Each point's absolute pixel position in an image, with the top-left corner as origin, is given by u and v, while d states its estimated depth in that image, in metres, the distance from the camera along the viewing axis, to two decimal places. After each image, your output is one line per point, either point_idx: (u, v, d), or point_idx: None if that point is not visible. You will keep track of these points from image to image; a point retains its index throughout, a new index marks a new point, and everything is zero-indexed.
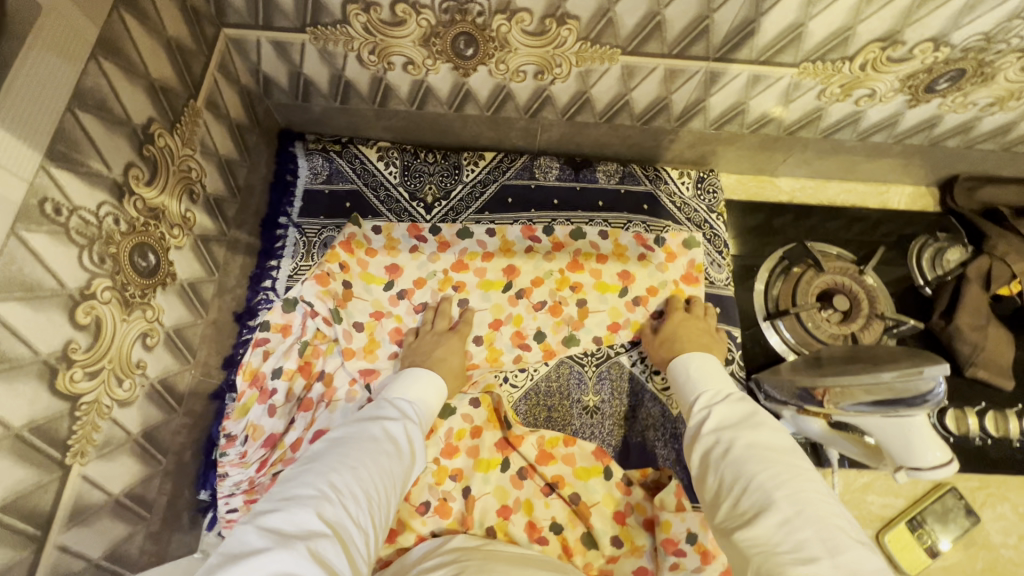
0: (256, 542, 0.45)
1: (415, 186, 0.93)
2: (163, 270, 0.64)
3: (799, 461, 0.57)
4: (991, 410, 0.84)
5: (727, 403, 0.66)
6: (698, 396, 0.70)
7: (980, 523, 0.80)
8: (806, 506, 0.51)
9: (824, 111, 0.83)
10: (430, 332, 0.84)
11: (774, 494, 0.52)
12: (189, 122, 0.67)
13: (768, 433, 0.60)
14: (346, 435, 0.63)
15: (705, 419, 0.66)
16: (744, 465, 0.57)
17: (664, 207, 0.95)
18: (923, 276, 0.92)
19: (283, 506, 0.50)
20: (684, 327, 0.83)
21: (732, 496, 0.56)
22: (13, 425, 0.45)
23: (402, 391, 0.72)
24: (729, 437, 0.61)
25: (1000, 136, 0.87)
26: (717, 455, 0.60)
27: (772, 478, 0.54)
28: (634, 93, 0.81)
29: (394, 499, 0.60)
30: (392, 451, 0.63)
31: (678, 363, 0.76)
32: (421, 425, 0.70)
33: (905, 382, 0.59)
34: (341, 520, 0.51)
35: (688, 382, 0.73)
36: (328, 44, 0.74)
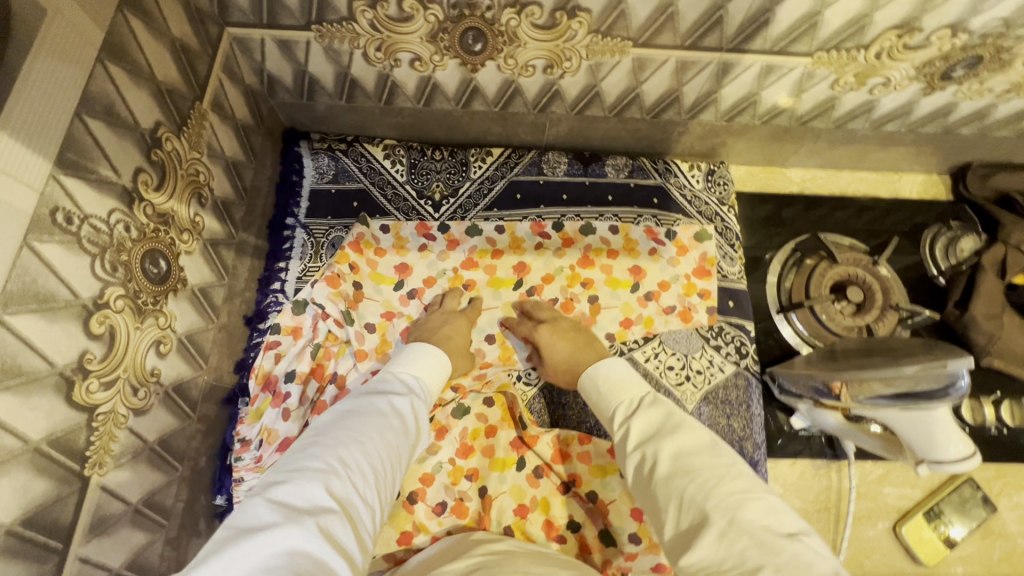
0: (265, 517, 0.44)
1: (422, 184, 0.92)
2: (174, 276, 0.63)
3: (723, 458, 0.53)
4: (1007, 400, 0.84)
5: (642, 413, 0.61)
6: (614, 413, 0.65)
7: (996, 513, 0.80)
8: (739, 512, 0.47)
9: (837, 100, 0.81)
10: (441, 309, 0.85)
11: (707, 506, 0.48)
12: (196, 125, 0.66)
13: (690, 436, 0.56)
14: (350, 408, 0.62)
15: (627, 436, 0.61)
16: (672, 480, 0.52)
17: (675, 201, 0.94)
18: (937, 266, 0.92)
19: (290, 479, 0.49)
20: (556, 336, 0.80)
21: (670, 515, 0.51)
22: (31, 439, 0.45)
23: (406, 364, 0.71)
24: (653, 449, 0.56)
25: (1015, 123, 0.86)
26: (648, 471, 0.55)
27: (701, 488, 0.50)
28: (645, 86, 0.79)
29: (399, 474, 0.60)
30: (396, 426, 0.62)
31: (589, 377, 0.71)
32: (425, 402, 0.69)
33: (927, 376, 0.59)
34: (349, 494, 0.50)
35: (602, 399, 0.68)
36: (334, 41, 0.72)
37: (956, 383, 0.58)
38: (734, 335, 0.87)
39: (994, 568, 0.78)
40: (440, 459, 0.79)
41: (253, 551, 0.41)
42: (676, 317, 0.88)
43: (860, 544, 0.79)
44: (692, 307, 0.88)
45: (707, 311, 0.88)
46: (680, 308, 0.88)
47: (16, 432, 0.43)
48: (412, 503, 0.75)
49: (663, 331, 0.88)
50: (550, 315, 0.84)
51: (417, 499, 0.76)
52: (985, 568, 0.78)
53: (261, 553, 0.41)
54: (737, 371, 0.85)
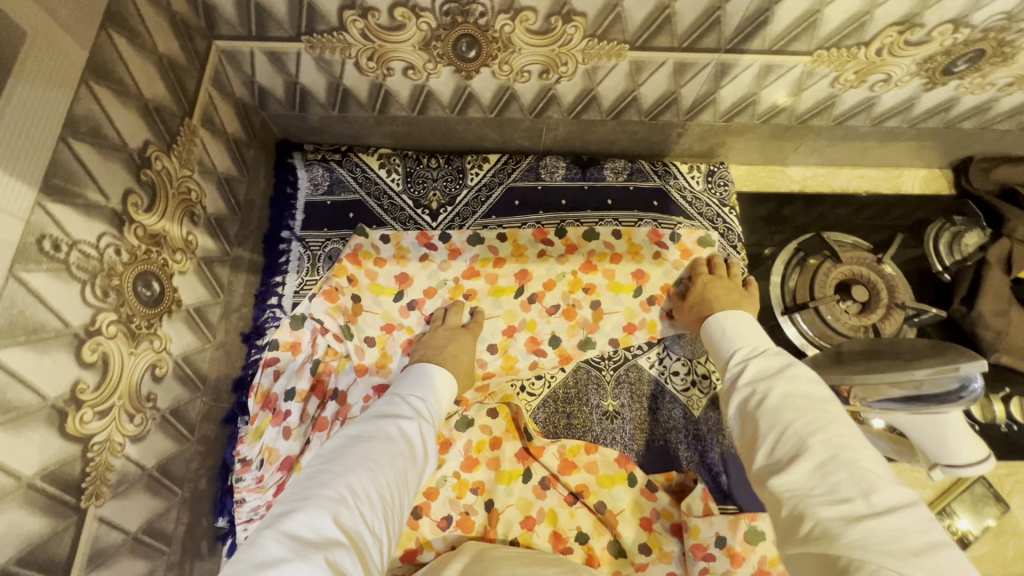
0: (274, 551, 0.44)
1: (419, 193, 0.92)
2: (168, 297, 0.61)
3: (832, 409, 0.52)
4: (1016, 396, 0.83)
5: (764, 358, 0.61)
6: (734, 354, 0.66)
7: (1009, 511, 0.79)
8: (843, 449, 0.47)
9: (837, 98, 0.80)
10: (444, 324, 0.83)
11: (808, 439, 0.49)
12: (186, 142, 0.64)
13: (808, 385, 0.55)
14: (359, 432, 0.61)
15: (743, 372, 0.61)
16: (779, 415, 0.53)
17: (675, 202, 0.93)
18: (941, 261, 0.91)
19: (299, 509, 0.49)
20: (708, 290, 0.81)
21: (768, 443, 0.52)
22: (23, 476, 0.43)
23: (414, 388, 0.70)
24: (764, 387, 0.56)
25: (1017, 116, 0.85)
26: (757, 402, 0.56)
27: (809, 424, 0.50)
28: (642, 89, 0.78)
29: (407, 502, 0.59)
30: (405, 451, 0.60)
31: (711, 321, 0.73)
32: (433, 425, 0.67)
33: (941, 378, 0.57)
34: (357, 525, 0.50)
35: (723, 343, 0.69)
36: (325, 52, 0.71)
37: (968, 386, 0.56)
38: None
39: (1009, 567, 0.77)
40: (445, 472, 0.77)
41: None
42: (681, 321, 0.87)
43: None
44: None
45: None
46: None
47: (9, 469, 0.42)
48: (417, 518, 0.74)
49: (667, 336, 0.87)
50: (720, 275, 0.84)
51: (422, 514, 0.74)
52: (1000, 568, 0.77)
53: None
54: None
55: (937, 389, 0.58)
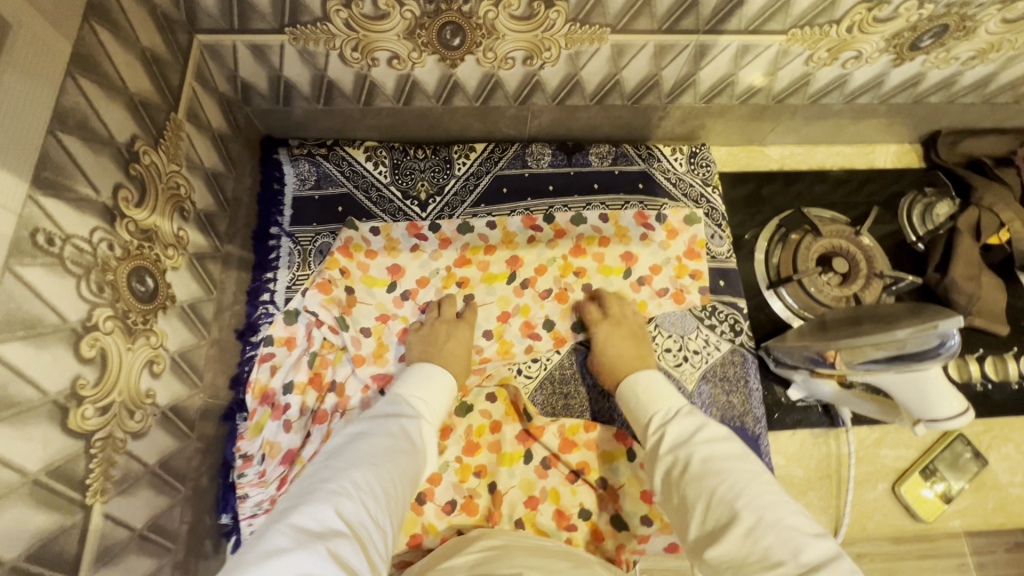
0: (278, 541, 0.44)
1: (407, 184, 0.92)
2: (162, 293, 0.61)
3: (749, 466, 0.55)
4: (990, 355, 0.87)
5: (679, 419, 0.63)
6: (649, 418, 0.66)
7: (987, 465, 0.83)
8: (767, 512, 0.50)
9: (811, 77, 0.83)
10: (440, 319, 0.83)
11: (735, 503, 0.51)
12: (173, 137, 0.64)
13: (722, 445, 0.58)
14: (359, 433, 0.61)
15: (663, 436, 0.62)
16: (705, 479, 0.55)
17: (659, 184, 0.95)
18: (915, 232, 0.94)
19: (301, 504, 0.49)
20: (613, 336, 0.80)
21: (699, 510, 0.53)
22: (29, 472, 0.43)
23: (414, 388, 0.70)
24: (687, 452, 0.58)
25: (980, 89, 0.89)
26: (681, 469, 0.58)
27: (732, 488, 0.52)
28: (624, 72, 0.80)
29: (408, 498, 0.59)
30: (407, 448, 0.61)
31: (631, 383, 0.71)
32: (433, 425, 0.68)
33: (920, 336, 0.60)
34: (360, 518, 0.50)
35: (637, 406, 0.69)
36: (308, 43, 0.71)
37: (946, 341, 0.59)
38: (728, 313, 0.88)
39: (990, 518, 0.81)
40: (447, 458, 0.78)
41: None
42: (669, 299, 0.89)
43: (862, 506, 0.81)
44: (685, 289, 0.89)
45: (700, 291, 0.89)
46: (673, 290, 0.89)
47: (14, 465, 0.42)
48: (421, 504, 0.75)
49: (658, 314, 0.89)
50: (620, 320, 0.83)
51: (426, 500, 0.75)
52: (981, 519, 0.81)
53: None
54: (733, 348, 0.86)
55: (918, 347, 0.61)
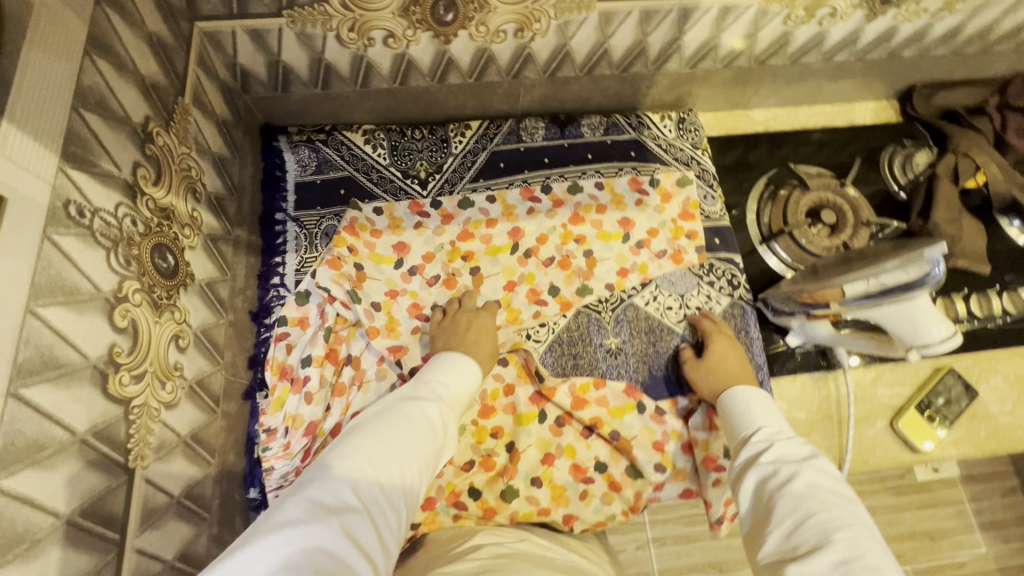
0: (295, 513, 0.46)
1: (407, 164, 0.95)
2: (182, 271, 0.63)
3: (856, 508, 0.53)
4: (973, 294, 0.91)
5: (788, 442, 0.63)
6: (754, 431, 0.67)
7: (978, 396, 0.87)
8: (865, 551, 0.48)
9: (789, 36, 0.87)
10: (461, 310, 0.84)
11: (832, 532, 0.50)
12: (182, 120, 0.66)
13: (830, 480, 0.57)
14: (382, 412, 0.63)
15: (765, 450, 0.62)
16: (805, 501, 0.54)
17: (651, 151, 0.98)
18: (896, 183, 0.99)
19: (321, 477, 0.51)
20: (730, 351, 0.80)
21: (785, 528, 0.52)
22: (77, 430, 0.45)
23: (436, 373, 0.71)
24: (790, 471, 0.58)
25: (949, 41, 0.93)
26: (775, 485, 0.57)
27: (831, 518, 0.51)
28: (612, 40, 0.83)
29: (426, 477, 0.60)
30: (426, 430, 0.63)
31: (734, 394, 0.73)
32: (455, 409, 0.69)
33: (903, 263, 0.64)
34: (374, 496, 0.52)
35: (744, 415, 0.70)
36: (306, 26, 0.73)
37: (930, 268, 0.62)
38: (724, 269, 0.91)
39: (983, 446, 0.85)
40: (463, 422, 0.80)
41: (278, 545, 0.43)
42: (668, 259, 0.92)
43: (863, 443, 0.85)
44: (682, 249, 0.92)
45: (696, 251, 0.92)
46: (671, 251, 0.92)
47: (63, 422, 0.44)
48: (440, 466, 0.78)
49: (658, 275, 0.91)
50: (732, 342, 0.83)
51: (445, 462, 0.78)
52: (975, 447, 0.85)
53: (286, 548, 0.43)
54: (732, 302, 0.89)
55: (904, 277, 0.64)
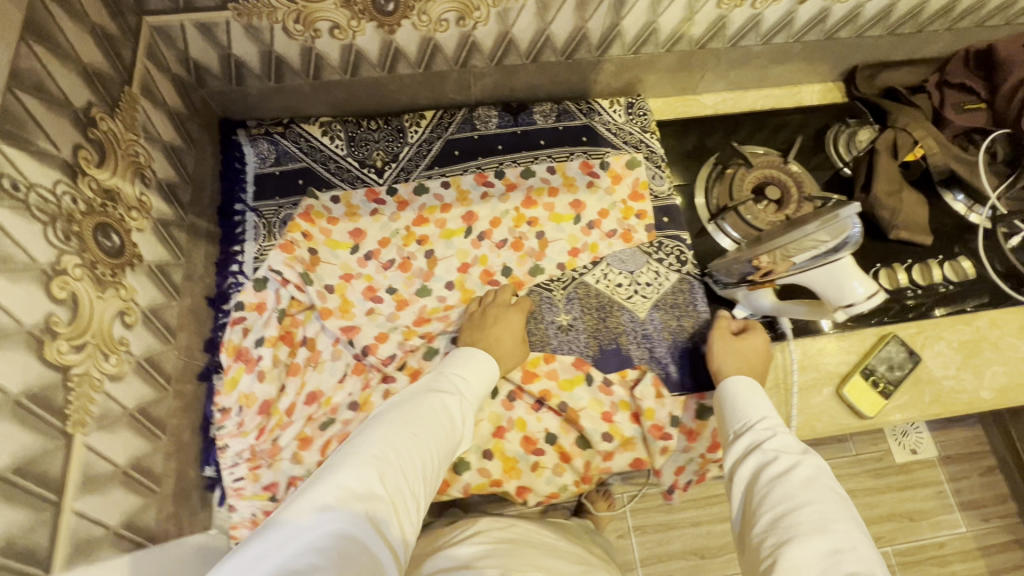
0: (326, 498, 0.48)
1: (363, 154, 0.97)
2: (129, 251, 0.65)
3: (846, 505, 0.55)
4: (917, 265, 0.95)
5: (787, 436, 0.64)
6: (757, 420, 0.68)
7: (921, 361, 0.89)
8: (857, 543, 0.50)
9: (725, 19, 0.90)
10: (493, 302, 0.85)
11: (825, 522, 0.52)
12: (128, 107, 0.68)
13: (826, 474, 0.58)
14: (406, 401, 0.65)
15: (769, 440, 0.64)
16: (802, 490, 0.55)
17: (601, 135, 1.01)
18: (842, 160, 1.02)
19: (349, 462, 0.53)
20: (761, 349, 0.80)
21: (779, 511, 0.54)
22: (10, 391, 0.47)
23: (457, 367, 0.74)
24: (791, 462, 0.59)
25: (882, 21, 0.96)
26: (776, 471, 0.59)
27: (827, 509, 0.53)
28: (553, 27, 0.86)
29: (443, 468, 0.62)
30: (446, 423, 0.65)
31: (735, 386, 0.74)
32: (473, 403, 0.72)
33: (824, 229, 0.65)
34: (399, 486, 0.53)
35: (745, 404, 0.71)
36: (253, 18, 0.76)
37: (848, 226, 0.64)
38: (673, 247, 0.94)
39: (927, 410, 0.87)
40: None
41: (309, 530, 0.45)
42: (619, 239, 0.94)
43: (810, 410, 0.87)
44: (632, 228, 0.95)
45: (646, 229, 0.94)
46: (621, 231, 0.95)
47: None
48: None
49: (608, 254, 0.93)
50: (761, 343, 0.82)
51: None
52: (919, 411, 0.87)
53: (316, 533, 0.44)
54: (680, 277, 0.92)
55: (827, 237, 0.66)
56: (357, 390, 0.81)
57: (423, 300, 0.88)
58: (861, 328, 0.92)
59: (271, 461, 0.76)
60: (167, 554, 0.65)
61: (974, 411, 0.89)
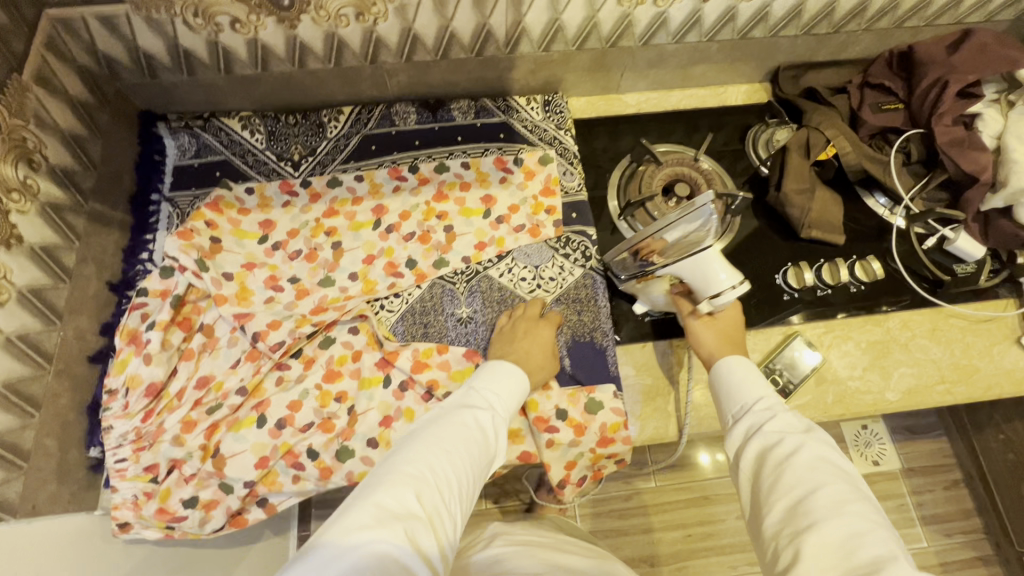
0: (363, 518, 0.49)
1: (282, 148, 0.98)
2: (5, 231, 0.68)
3: (856, 481, 0.55)
4: (826, 264, 0.93)
5: (785, 414, 0.63)
6: (753, 400, 0.67)
7: (825, 361, 0.88)
8: (874, 525, 0.50)
9: (631, 17, 0.91)
10: (522, 316, 0.86)
11: (838, 507, 0.51)
12: (17, 94, 0.72)
13: (831, 453, 0.58)
14: (440, 418, 0.65)
15: (769, 421, 0.63)
16: (812, 473, 0.55)
17: (518, 132, 1.02)
18: (759, 158, 1.01)
19: (387, 481, 0.53)
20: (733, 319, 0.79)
21: (793, 499, 0.54)
22: None
23: (489, 383, 0.73)
24: (795, 443, 0.59)
25: (795, 21, 0.96)
26: (781, 454, 0.58)
27: (838, 492, 0.53)
28: (455, 24, 0.87)
29: (479, 484, 0.62)
30: (480, 440, 0.64)
31: (724, 367, 0.72)
32: (505, 418, 0.71)
33: (686, 213, 0.69)
34: (437, 505, 0.53)
35: (735, 387, 0.70)
36: (151, 12, 0.78)
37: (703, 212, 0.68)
38: (579, 242, 0.94)
39: (829, 410, 0.86)
40: (308, 385, 0.84)
41: (351, 551, 0.46)
42: (526, 233, 0.94)
43: None
44: (541, 224, 0.95)
45: (553, 225, 0.94)
46: (530, 225, 0.95)
47: None
48: (280, 428, 0.81)
49: (515, 248, 0.94)
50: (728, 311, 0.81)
51: (285, 424, 0.82)
52: (821, 411, 0.86)
53: (357, 554, 0.46)
54: (585, 272, 0.91)
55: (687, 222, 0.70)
56: (249, 376, 0.83)
57: (325, 290, 0.90)
58: (768, 326, 0.91)
59: (154, 443, 0.79)
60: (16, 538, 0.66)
61: (879, 413, 0.87)
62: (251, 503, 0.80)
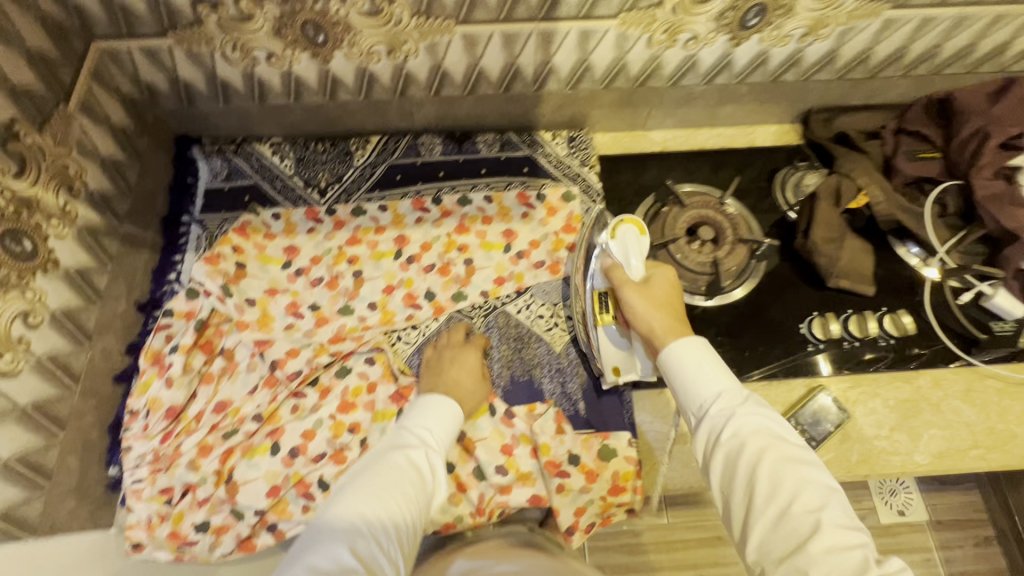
0: None
1: (310, 174, 1.00)
2: (43, 256, 0.71)
3: (821, 476, 0.56)
4: (854, 315, 0.91)
5: (743, 411, 0.62)
6: (709, 399, 0.64)
7: (850, 418, 0.85)
8: (847, 529, 0.51)
9: (660, 59, 0.90)
10: (448, 344, 0.87)
11: (815, 520, 0.52)
12: (62, 124, 0.75)
13: (791, 449, 0.58)
14: (373, 467, 0.66)
15: (727, 425, 0.61)
16: (783, 485, 0.55)
17: (541, 167, 1.02)
18: (787, 204, 1.00)
19: (319, 543, 0.54)
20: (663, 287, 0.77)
21: (773, 516, 0.54)
22: None
23: (418, 419, 0.74)
24: (758, 450, 0.58)
25: (829, 65, 0.94)
26: (748, 467, 0.58)
27: (812, 500, 0.54)
28: (483, 62, 0.88)
29: (419, 524, 0.63)
30: (414, 481, 0.65)
31: (672, 358, 0.69)
32: (441, 453, 0.72)
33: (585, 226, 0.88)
34: (373, 552, 0.55)
35: (688, 385, 0.67)
36: (192, 45, 0.81)
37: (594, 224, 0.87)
38: None
39: (852, 469, 0.82)
40: (321, 415, 0.84)
41: None
42: (545, 270, 0.94)
43: None
44: (560, 260, 0.94)
45: None
46: (550, 262, 0.95)
47: None
48: (293, 457, 0.82)
49: (533, 285, 0.94)
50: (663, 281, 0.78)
51: (298, 453, 0.82)
52: (843, 470, 0.82)
53: None
54: None
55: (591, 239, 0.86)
56: (265, 403, 0.84)
57: (344, 319, 0.91)
58: (790, 377, 0.88)
59: (170, 465, 0.80)
60: (22, 554, 0.67)
61: (906, 475, 0.83)
62: (261, 529, 0.79)
